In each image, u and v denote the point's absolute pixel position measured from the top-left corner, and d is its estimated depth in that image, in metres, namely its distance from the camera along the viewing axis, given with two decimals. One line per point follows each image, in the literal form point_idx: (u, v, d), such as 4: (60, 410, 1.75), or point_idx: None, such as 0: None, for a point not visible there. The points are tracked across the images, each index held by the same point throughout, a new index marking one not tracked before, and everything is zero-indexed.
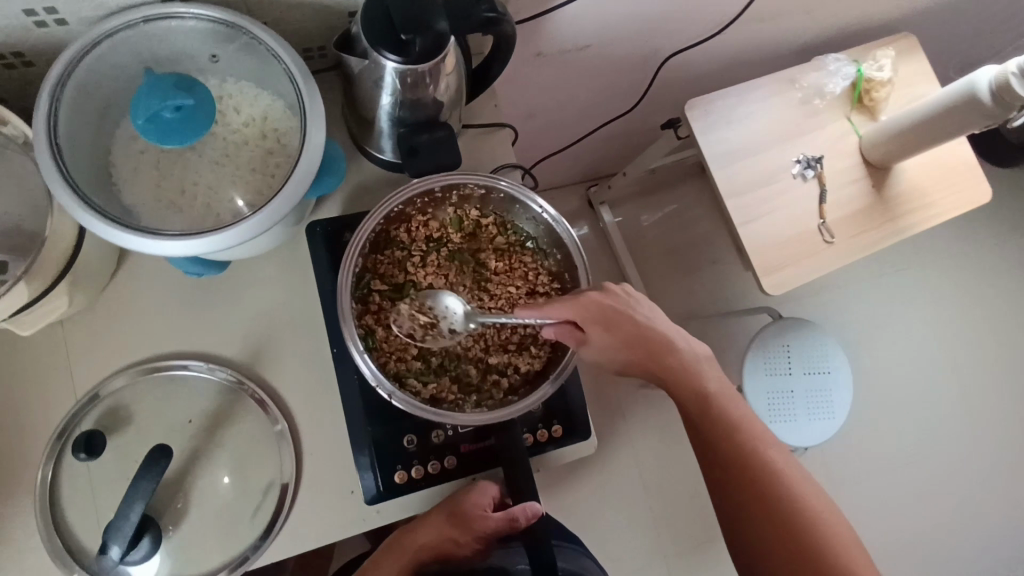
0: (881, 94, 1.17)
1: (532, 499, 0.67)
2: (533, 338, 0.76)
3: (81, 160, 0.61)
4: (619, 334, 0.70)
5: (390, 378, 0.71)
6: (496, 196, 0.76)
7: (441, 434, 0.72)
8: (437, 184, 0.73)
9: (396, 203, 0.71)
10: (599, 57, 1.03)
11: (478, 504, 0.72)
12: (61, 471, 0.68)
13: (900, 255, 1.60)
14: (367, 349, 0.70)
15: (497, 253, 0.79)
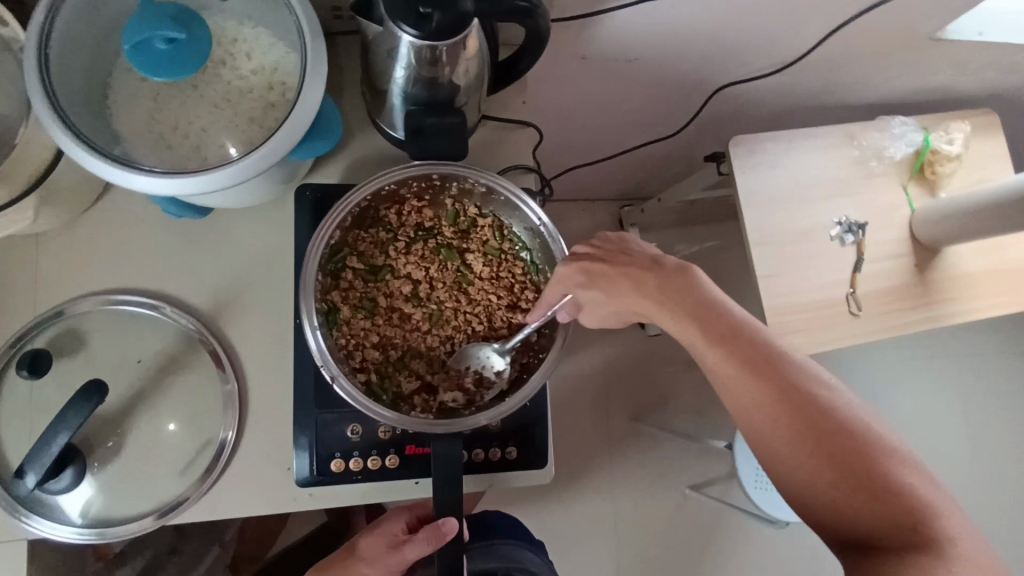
0: (945, 169, 1.09)
1: (446, 509, 0.62)
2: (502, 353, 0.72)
3: (73, 76, 0.59)
4: (609, 289, 0.65)
5: (344, 362, 0.68)
6: (496, 199, 0.72)
7: (389, 431, 0.69)
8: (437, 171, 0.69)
9: (389, 182, 0.68)
10: (648, 72, 0.97)
11: (392, 530, 0.71)
12: (2, 384, 0.66)
13: (936, 341, 1.49)
14: (325, 327, 0.68)
15: (486, 257, 0.75)
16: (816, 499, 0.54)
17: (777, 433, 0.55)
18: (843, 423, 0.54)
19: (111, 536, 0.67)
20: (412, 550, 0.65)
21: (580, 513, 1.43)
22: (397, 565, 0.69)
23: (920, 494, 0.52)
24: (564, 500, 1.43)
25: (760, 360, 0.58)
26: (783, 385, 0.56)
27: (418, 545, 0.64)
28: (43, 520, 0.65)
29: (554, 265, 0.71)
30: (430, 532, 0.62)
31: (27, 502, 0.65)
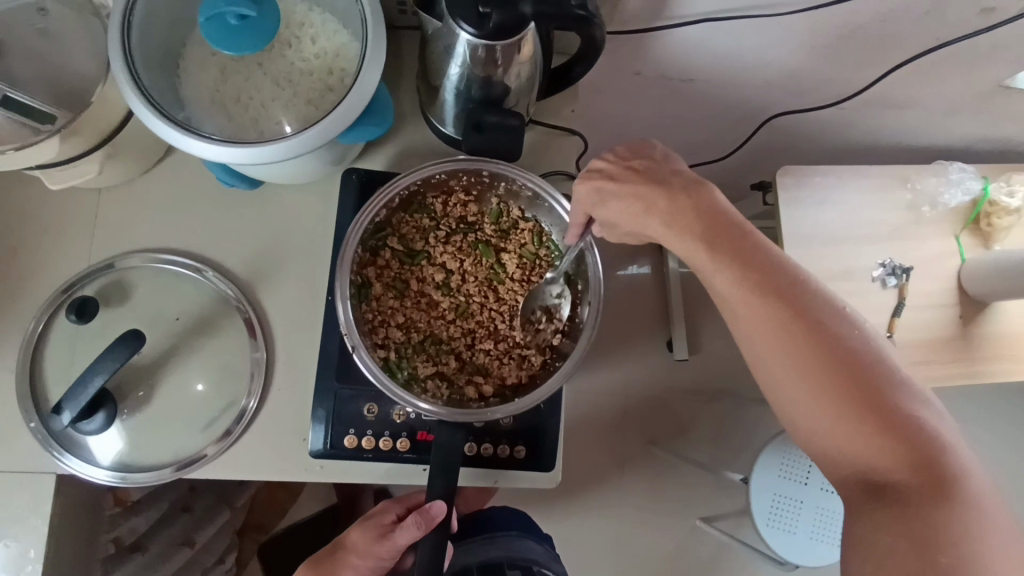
0: (1002, 222, 1.05)
1: (436, 495, 0.63)
2: (523, 351, 0.73)
3: (152, 43, 0.63)
4: (626, 202, 0.59)
5: (369, 336, 0.70)
6: (541, 204, 0.73)
7: (403, 414, 0.71)
8: (488, 169, 0.70)
9: (438, 172, 0.69)
10: (701, 93, 0.97)
11: (380, 522, 0.73)
12: (52, 325, 0.70)
13: (976, 400, 1.43)
14: (357, 300, 0.70)
15: (521, 259, 0.76)
16: (829, 436, 0.52)
17: (791, 366, 0.53)
18: (855, 354, 0.52)
19: (135, 481, 0.70)
20: (402, 535, 0.66)
21: (584, 528, 1.41)
22: (387, 553, 0.70)
23: (928, 428, 0.50)
24: (570, 514, 1.42)
25: (778, 287, 0.54)
26: (799, 311, 0.53)
27: (408, 530, 0.65)
28: (74, 459, 0.69)
29: (587, 275, 0.71)
30: (418, 516, 0.63)
31: (61, 440, 0.68)
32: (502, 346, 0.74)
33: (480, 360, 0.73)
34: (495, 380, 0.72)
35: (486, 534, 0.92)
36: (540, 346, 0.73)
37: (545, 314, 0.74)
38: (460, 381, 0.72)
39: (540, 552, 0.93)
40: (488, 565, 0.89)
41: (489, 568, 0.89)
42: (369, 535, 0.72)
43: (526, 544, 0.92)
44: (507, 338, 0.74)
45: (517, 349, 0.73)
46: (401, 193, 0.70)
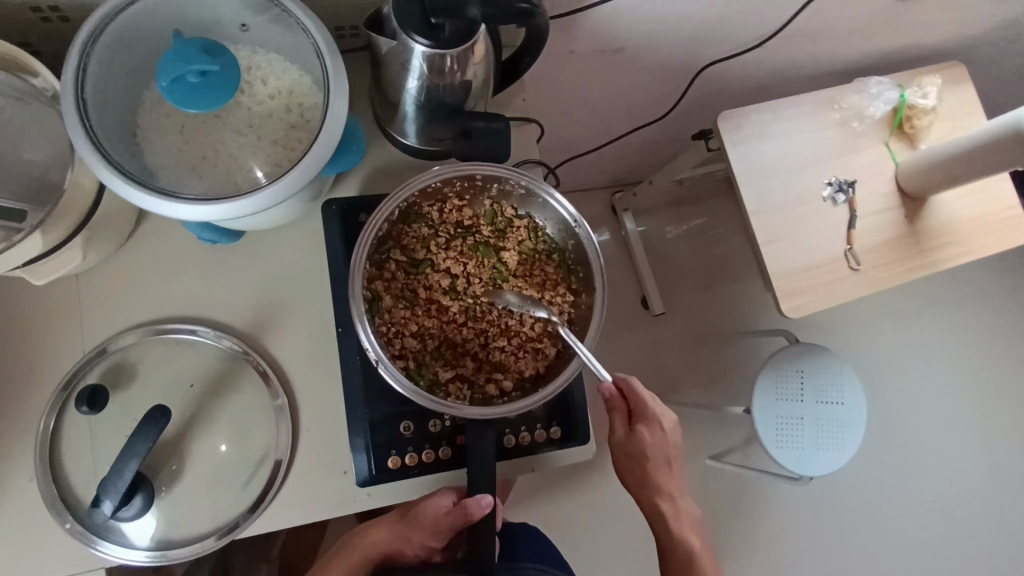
0: (922, 122, 1.14)
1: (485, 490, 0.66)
2: (538, 340, 0.75)
3: (107, 117, 0.62)
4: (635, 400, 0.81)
5: (388, 348, 0.71)
6: (533, 199, 0.75)
7: (439, 424, 0.72)
8: (481, 173, 0.72)
9: (432, 181, 0.70)
10: (635, 59, 1.01)
11: (437, 505, 0.71)
12: (63, 421, 0.69)
13: (931, 289, 1.54)
14: (370, 314, 0.71)
15: (520, 256, 0.77)
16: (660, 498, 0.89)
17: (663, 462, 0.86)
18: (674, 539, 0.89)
19: (175, 557, 0.70)
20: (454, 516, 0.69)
21: None
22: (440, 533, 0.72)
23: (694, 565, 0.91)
24: None
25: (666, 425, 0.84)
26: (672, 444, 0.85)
27: (459, 512, 0.68)
28: (110, 544, 0.68)
29: (589, 262, 0.73)
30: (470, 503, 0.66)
31: (96, 530, 0.67)
32: (517, 342, 0.75)
33: (497, 358, 0.75)
34: (514, 375, 0.74)
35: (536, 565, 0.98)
36: (551, 336, 0.75)
37: (552, 306, 0.76)
38: (480, 380, 0.73)
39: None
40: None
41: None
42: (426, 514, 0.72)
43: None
44: (519, 333, 0.75)
45: (530, 343, 0.75)
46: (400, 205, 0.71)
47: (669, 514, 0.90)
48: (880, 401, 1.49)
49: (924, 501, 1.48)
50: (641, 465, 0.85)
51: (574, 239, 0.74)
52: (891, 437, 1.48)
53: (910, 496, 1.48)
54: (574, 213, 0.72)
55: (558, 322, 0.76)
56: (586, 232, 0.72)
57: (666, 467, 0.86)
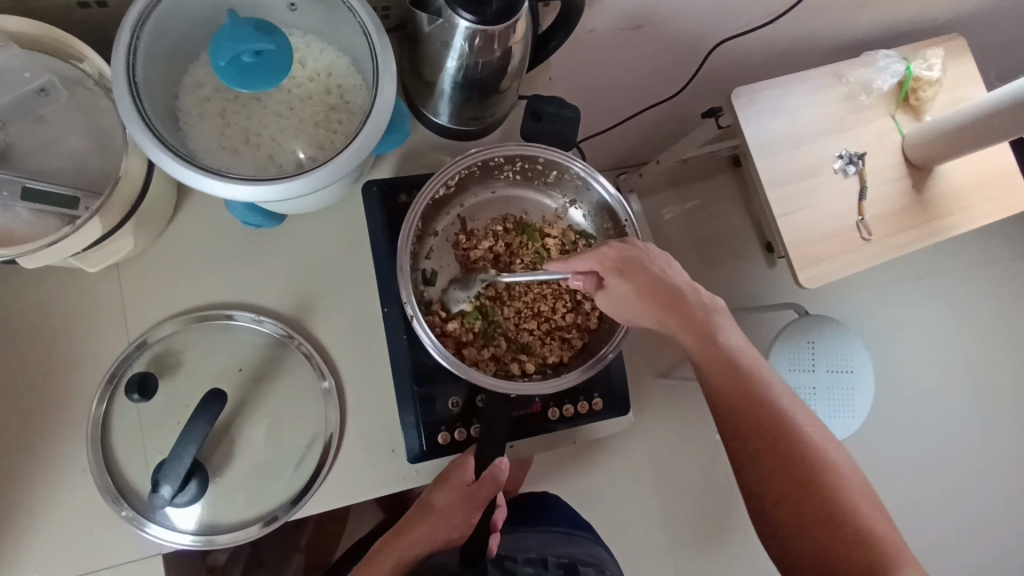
0: (927, 94, 1.17)
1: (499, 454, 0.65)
2: (569, 329, 0.76)
3: (154, 101, 0.61)
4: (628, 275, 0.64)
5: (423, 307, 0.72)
6: (588, 192, 0.76)
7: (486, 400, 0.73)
8: (541, 155, 0.73)
9: (497, 154, 0.72)
10: (651, 37, 1.02)
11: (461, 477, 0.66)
12: (112, 410, 0.68)
13: (930, 259, 1.58)
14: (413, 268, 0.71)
15: (561, 246, 0.78)
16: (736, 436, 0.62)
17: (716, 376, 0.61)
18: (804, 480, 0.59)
19: (221, 543, 0.69)
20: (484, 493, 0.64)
21: None
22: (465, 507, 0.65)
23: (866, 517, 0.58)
24: None
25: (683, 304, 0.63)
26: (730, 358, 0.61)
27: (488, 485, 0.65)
28: (159, 528, 0.67)
29: None
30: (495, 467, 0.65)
31: (146, 512, 0.67)
32: (546, 328, 0.76)
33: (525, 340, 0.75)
34: (539, 359, 0.74)
35: (564, 532, 0.98)
36: (581, 329, 0.76)
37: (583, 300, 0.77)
38: (505, 357, 0.73)
39: (609, 560, 0.97)
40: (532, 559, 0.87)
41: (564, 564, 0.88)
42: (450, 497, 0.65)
43: (598, 549, 0.97)
44: (550, 321, 0.76)
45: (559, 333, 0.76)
46: (460, 173, 0.72)
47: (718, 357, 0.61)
48: (885, 369, 1.52)
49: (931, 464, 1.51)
50: (651, 304, 0.63)
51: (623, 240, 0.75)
52: (899, 404, 1.52)
53: (919, 460, 1.51)
54: (629, 212, 0.72)
55: (589, 316, 0.77)
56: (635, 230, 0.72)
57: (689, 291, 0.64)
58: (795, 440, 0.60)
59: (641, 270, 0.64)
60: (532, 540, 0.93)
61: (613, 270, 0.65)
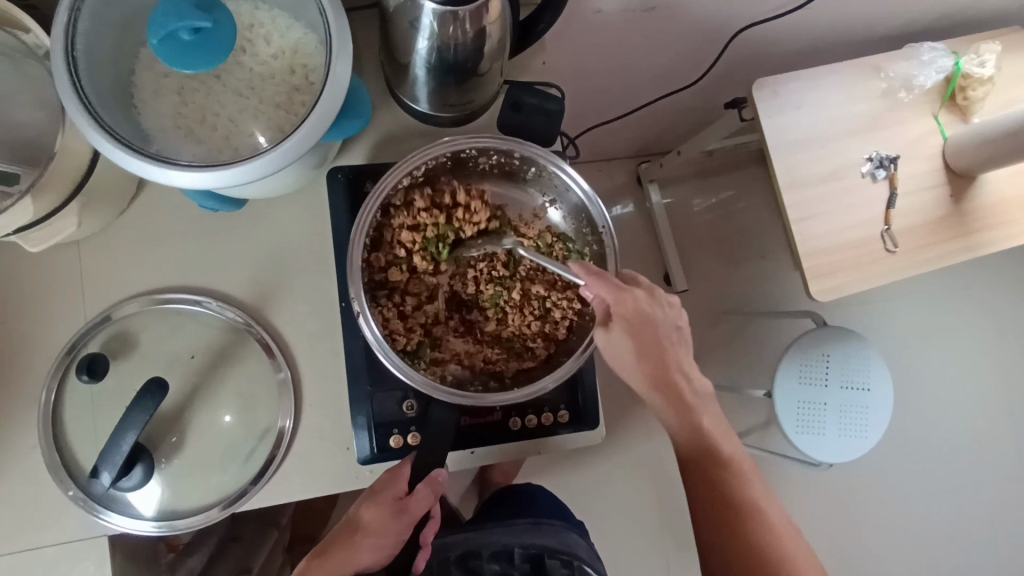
0: (977, 93, 1.05)
1: (440, 466, 0.63)
2: (535, 337, 0.72)
3: (101, 77, 0.58)
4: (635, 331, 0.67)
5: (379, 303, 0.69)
6: (567, 193, 0.72)
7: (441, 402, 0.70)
8: (517, 150, 0.68)
9: (467, 146, 0.67)
10: (665, 19, 0.94)
11: (392, 493, 0.62)
12: (64, 390, 0.68)
13: (971, 271, 1.47)
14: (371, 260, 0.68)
15: (535, 250, 0.74)
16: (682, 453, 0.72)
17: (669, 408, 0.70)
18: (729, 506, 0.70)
19: (180, 528, 0.69)
20: (418, 505, 0.62)
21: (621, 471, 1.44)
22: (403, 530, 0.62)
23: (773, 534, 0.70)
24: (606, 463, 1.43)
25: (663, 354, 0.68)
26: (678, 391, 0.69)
27: (424, 497, 0.62)
28: (114, 514, 0.67)
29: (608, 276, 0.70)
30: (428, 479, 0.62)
31: (100, 499, 0.67)
32: (508, 337, 0.73)
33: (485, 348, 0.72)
34: (494, 368, 0.72)
35: (530, 521, 0.85)
36: (547, 338, 0.72)
37: (552, 310, 0.73)
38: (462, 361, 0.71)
39: (585, 549, 0.85)
40: (500, 553, 0.81)
41: (530, 558, 0.81)
42: (380, 512, 0.62)
43: (571, 536, 0.85)
44: (515, 327, 0.73)
45: (519, 343, 0.73)
46: (427, 164, 0.68)
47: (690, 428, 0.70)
48: (909, 387, 1.43)
49: (951, 490, 1.42)
50: (643, 357, 0.67)
51: (601, 248, 0.71)
52: (921, 425, 1.42)
53: (938, 485, 1.41)
54: (606, 219, 0.68)
55: (557, 325, 0.73)
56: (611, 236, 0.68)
57: (677, 355, 0.70)
58: (738, 488, 0.71)
59: (648, 327, 0.67)
60: (496, 530, 0.83)
61: (624, 320, 0.66)
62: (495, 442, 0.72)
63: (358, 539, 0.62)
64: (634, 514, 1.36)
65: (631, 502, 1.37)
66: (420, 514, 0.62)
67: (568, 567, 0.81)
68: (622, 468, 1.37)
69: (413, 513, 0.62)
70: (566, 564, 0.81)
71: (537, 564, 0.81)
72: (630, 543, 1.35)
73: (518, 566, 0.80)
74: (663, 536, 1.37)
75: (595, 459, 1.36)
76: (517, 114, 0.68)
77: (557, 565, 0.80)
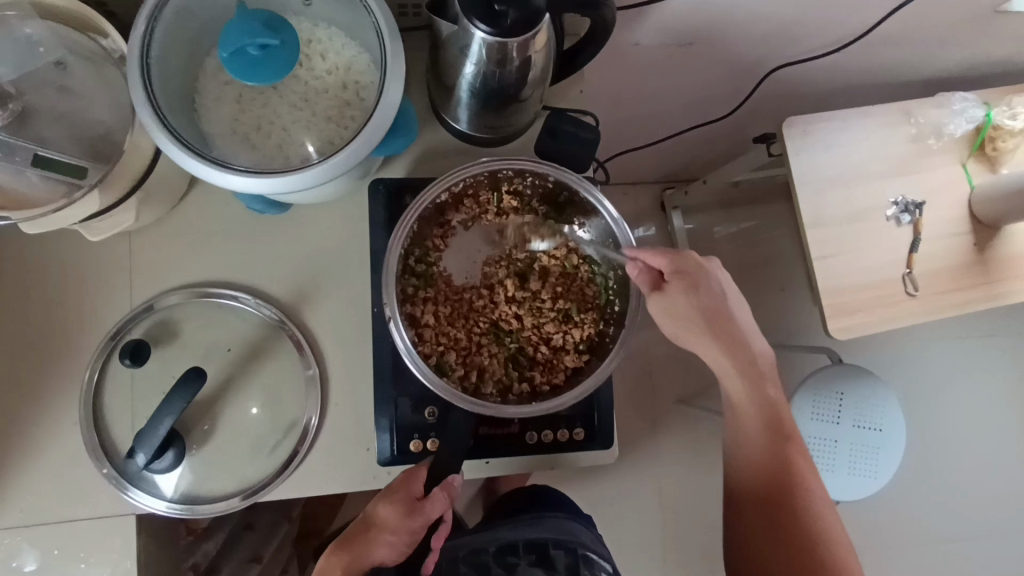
0: (1007, 145, 1.07)
1: (455, 473, 0.65)
2: (556, 354, 0.75)
3: (170, 83, 0.62)
4: (687, 291, 0.67)
5: (406, 310, 0.71)
6: (596, 218, 0.74)
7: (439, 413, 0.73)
8: (554, 175, 0.71)
9: (507, 166, 0.70)
10: (701, 54, 0.97)
11: (408, 492, 0.64)
12: (106, 371, 0.72)
13: (990, 319, 1.46)
14: (402, 268, 0.72)
15: (561, 269, 0.77)
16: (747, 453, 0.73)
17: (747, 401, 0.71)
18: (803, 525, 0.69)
19: (201, 512, 0.72)
20: (433, 508, 0.63)
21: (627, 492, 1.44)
22: (418, 529, 0.63)
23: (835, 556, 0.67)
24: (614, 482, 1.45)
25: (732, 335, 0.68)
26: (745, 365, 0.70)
27: (439, 500, 0.64)
28: (141, 493, 0.70)
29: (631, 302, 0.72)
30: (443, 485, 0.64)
31: (131, 479, 0.70)
32: (524, 353, 0.75)
33: (502, 361, 0.74)
34: (507, 382, 0.73)
35: (532, 517, 0.86)
36: (565, 357, 0.74)
37: (571, 330, 0.75)
38: (480, 373, 0.73)
39: (588, 538, 0.85)
40: (508, 546, 0.82)
41: (534, 548, 0.82)
42: (395, 509, 0.63)
43: (572, 527, 0.85)
44: (535, 343, 0.75)
45: (536, 360, 0.74)
46: (465, 180, 0.71)
47: (757, 405, 0.71)
48: (923, 430, 1.42)
49: (960, 539, 1.41)
50: (709, 313, 0.67)
51: (624, 275, 0.74)
52: (933, 470, 1.41)
53: (946, 532, 1.40)
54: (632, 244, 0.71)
55: (577, 344, 0.75)
56: (637, 265, 0.71)
57: (735, 315, 0.70)
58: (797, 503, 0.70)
59: (704, 287, 0.68)
60: (502, 528, 0.84)
61: (679, 279, 0.67)
62: (512, 455, 0.74)
63: (371, 535, 0.63)
64: (638, 537, 1.37)
65: (635, 524, 1.37)
66: (433, 517, 0.64)
67: (572, 556, 0.81)
68: (628, 489, 1.38)
69: (427, 514, 0.63)
70: (571, 554, 0.81)
71: (543, 554, 0.81)
72: (633, 564, 1.36)
73: (523, 557, 0.81)
74: (666, 560, 1.37)
75: (601, 478, 1.38)
76: (555, 140, 0.72)
77: (561, 554, 0.81)
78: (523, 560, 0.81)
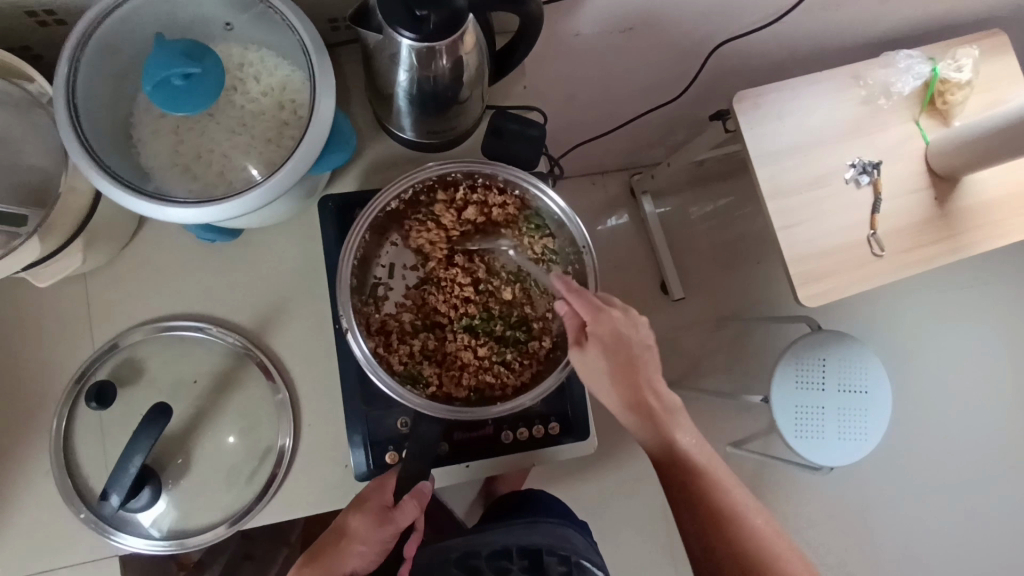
0: (956, 97, 1.07)
1: (425, 480, 0.66)
2: (521, 352, 0.74)
3: (100, 122, 0.62)
4: (604, 350, 0.67)
5: (362, 323, 0.71)
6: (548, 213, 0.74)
7: (407, 424, 0.73)
8: (502, 175, 0.71)
9: (453, 170, 0.70)
10: (643, 38, 0.97)
11: (378, 500, 0.65)
12: (75, 416, 0.71)
13: (965, 270, 1.47)
14: (358, 280, 0.72)
15: (518, 267, 0.77)
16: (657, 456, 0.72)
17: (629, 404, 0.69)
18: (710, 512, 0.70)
19: (190, 546, 0.72)
20: (404, 516, 0.64)
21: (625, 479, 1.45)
22: (391, 537, 0.63)
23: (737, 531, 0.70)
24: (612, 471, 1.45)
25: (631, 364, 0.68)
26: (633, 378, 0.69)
27: (409, 509, 0.64)
28: (125, 535, 0.70)
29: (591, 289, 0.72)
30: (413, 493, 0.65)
31: (112, 521, 0.70)
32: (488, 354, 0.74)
33: (468, 364, 0.73)
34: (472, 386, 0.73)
35: (528, 520, 0.86)
36: (531, 354, 0.74)
37: (533, 325, 0.75)
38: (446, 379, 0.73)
39: (583, 544, 0.85)
40: (500, 551, 0.83)
41: (529, 554, 0.82)
42: (366, 519, 0.63)
43: (567, 531, 0.86)
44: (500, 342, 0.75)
45: (502, 359, 0.74)
46: (414, 187, 0.71)
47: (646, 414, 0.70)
48: (910, 387, 1.43)
49: (959, 491, 1.42)
50: (617, 370, 0.68)
51: (582, 267, 0.73)
52: (922, 425, 1.42)
53: (943, 486, 1.41)
54: (585, 238, 0.71)
55: (540, 340, 0.75)
56: (593, 259, 0.71)
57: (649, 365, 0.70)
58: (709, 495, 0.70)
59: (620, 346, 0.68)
60: (497, 532, 0.84)
61: (599, 339, 0.67)
62: (491, 457, 0.75)
63: (341, 545, 0.63)
64: (640, 523, 1.38)
65: (635, 510, 1.38)
66: (405, 525, 0.64)
67: (566, 563, 0.81)
68: (625, 477, 1.38)
69: (399, 523, 0.64)
70: (564, 561, 0.81)
71: (536, 561, 0.81)
72: (637, 550, 1.37)
73: (516, 562, 0.81)
74: (669, 543, 1.38)
75: (598, 468, 1.38)
76: (500, 139, 0.72)
77: (555, 562, 0.81)
78: (515, 565, 0.81)
